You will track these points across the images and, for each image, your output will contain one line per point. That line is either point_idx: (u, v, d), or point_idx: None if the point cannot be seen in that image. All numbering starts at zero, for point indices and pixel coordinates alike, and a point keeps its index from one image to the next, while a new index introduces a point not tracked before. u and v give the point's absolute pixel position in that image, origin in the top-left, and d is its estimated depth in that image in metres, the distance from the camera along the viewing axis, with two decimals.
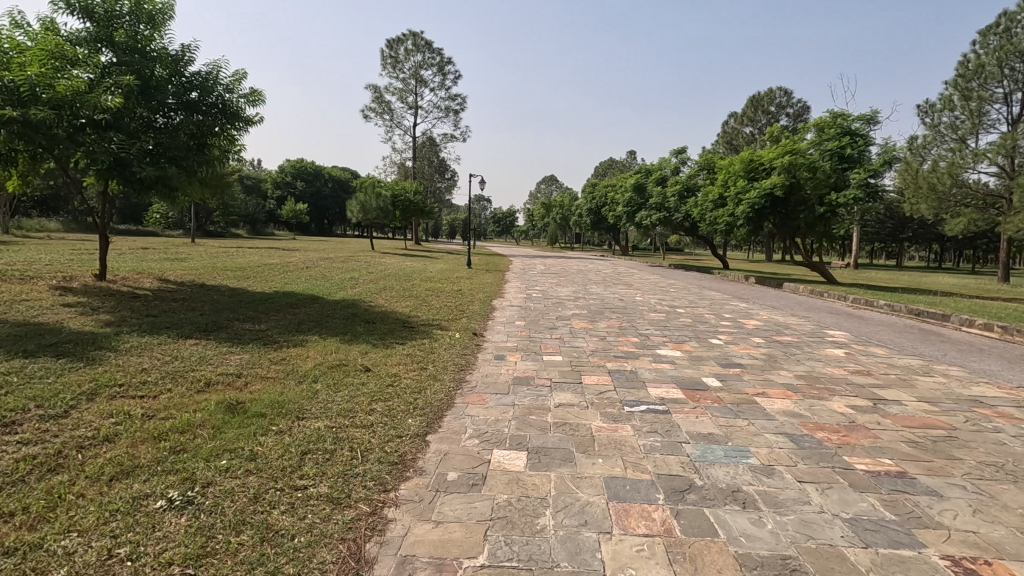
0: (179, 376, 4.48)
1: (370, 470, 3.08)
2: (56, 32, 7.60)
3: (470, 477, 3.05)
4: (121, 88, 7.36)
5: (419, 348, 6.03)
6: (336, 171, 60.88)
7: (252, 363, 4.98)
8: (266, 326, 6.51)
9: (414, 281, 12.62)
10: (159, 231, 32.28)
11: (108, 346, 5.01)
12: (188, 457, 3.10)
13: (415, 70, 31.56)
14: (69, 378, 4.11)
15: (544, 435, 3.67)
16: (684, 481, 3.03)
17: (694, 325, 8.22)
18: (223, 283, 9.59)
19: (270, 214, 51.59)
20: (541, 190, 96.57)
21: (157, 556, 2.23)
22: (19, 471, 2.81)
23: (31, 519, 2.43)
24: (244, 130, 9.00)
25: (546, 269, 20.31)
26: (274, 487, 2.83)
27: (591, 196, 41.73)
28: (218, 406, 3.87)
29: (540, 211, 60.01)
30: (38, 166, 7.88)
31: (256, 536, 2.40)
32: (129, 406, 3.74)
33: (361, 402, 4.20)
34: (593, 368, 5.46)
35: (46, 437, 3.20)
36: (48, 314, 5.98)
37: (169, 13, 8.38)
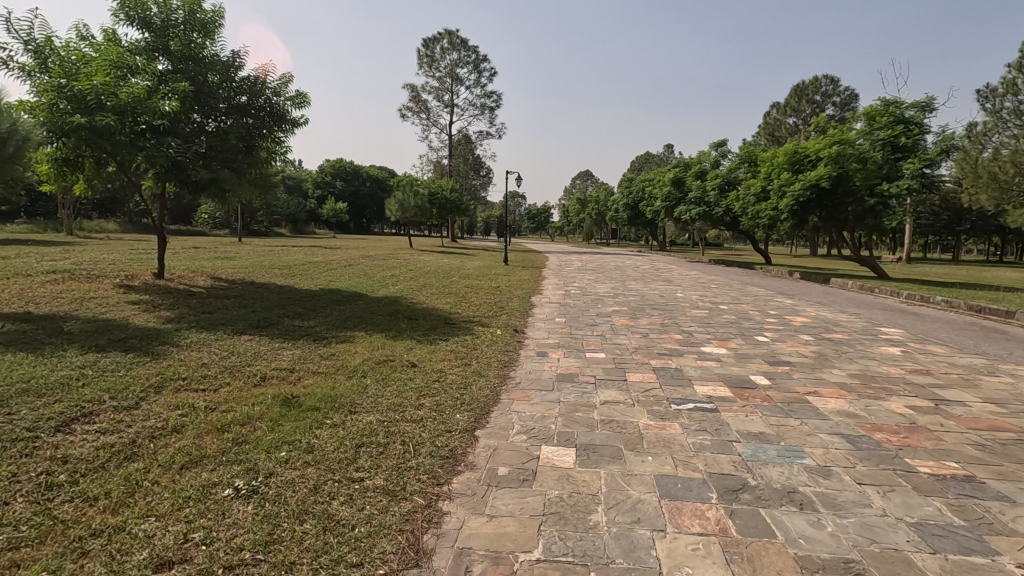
0: (237, 370, 4.67)
1: (423, 464, 3.15)
2: (118, 42, 7.98)
3: (521, 472, 3.09)
4: (178, 95, 7.69)
5: (463, 344, 6.10)
6: (375, 171, 62.14)
7: (304, 358, 5.16)
8: (315, 323, 6.71)
9: (453, 278, 12.73)
10: (207, 231, 33.66)
11: (171, 341, 5.27)
12: (250, 449, 3.24)
13: (451, 69, 31.76)
14: (139, 372, 4.35)
15: (590, 433, 3.67)
16: (737, 480, 2.98)
17: (737, 322, 8.03)
18: (272, 282, 9.87)
19: (312, 213, 53.07)
20: (576, 186, 96.13)
21: (229, 542, 2.35)
22: (100, 458, 3.00)
23: (113, 504, 2.59)
24: (291, 132, 9.25)
25: (583, 264, 20.23)
26: (333, 478, 2.93)
27: (627, 191, 41.15)
28: (275, 400, 4.02)
29: (575, 207, 59.74)
30: (101, 171, 8.31)
31: (318, 525, 2.49)
32: (193, 399, 3.93)
33: (410, 397, 4.29)
34: (637, 365, 5.43)
35: (120, 427, 3.40)
36: (115, 311, 6.29)
37: (220, 20, 8.67)
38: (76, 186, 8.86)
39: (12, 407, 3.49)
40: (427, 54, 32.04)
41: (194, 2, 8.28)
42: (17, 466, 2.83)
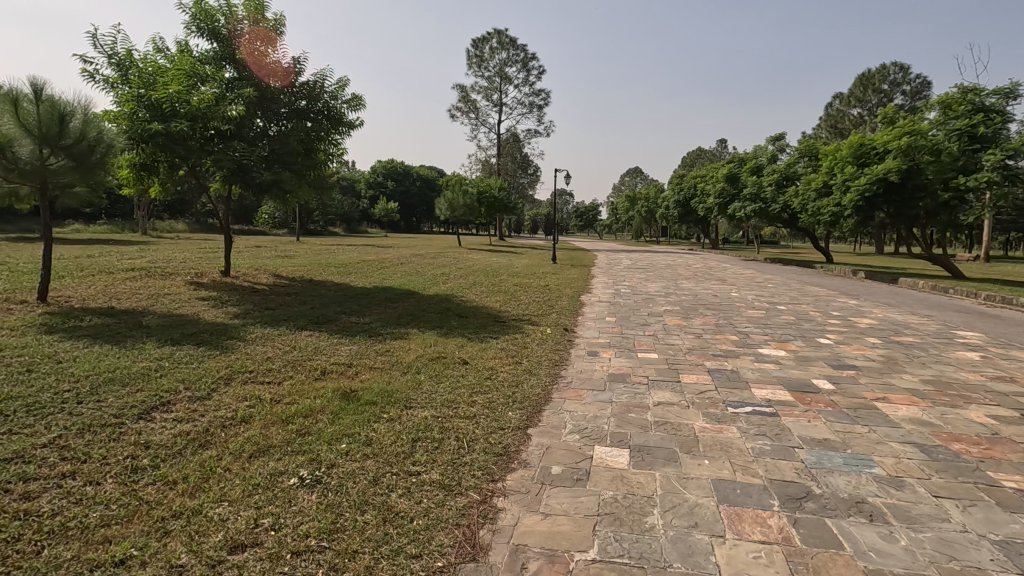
0: (299, 364, 4.88)
1: (477, 460, 3.20)
2: (189, 53, 8.45)
3: (574, 472, 3.08)
4: (244, 101, 8.08)
5: (513, 343, 6.13)
6: (425, 171, 63.24)
7: (361, 354, 5.33)
8: (369, 319, 6.91)
9: (502, 277, 12.80)
10: (267, 231, 35.16)
11: (238, 336, 5.54)
12: (313, 440, 3.38)
13: (500, 68, 31.89)
14: (210, 364, 4.61)
15: (644, 434, 3.62)
16: (800, 488, 2.87)
17: (797, 323, 7.72)
18: (329, 280, 10.20)
19: (364, 213, 54.57)
20: (625, 183, 94.78)
21: (296, 528, 2.46)
22: (177, 444, 3.20)
23: (190, 487, 2.76)
24: (347, 134, 9.52)
25: (633, 263, 19.88)
26: (390, 471, 3.02)
27: (679, 188, 40.17)
28: (335, 393, 4.18)
29: (624, 205, 58.82)
30: (174, 175, 8.82)
31: (378, 516, 2.58)
32: (259, 391, 4.14)
33: (463, 394, 4.36)
34: (691, 366, 5.31)
35: (195, 416, 3.62)
36: (187, 307, 6.68)
37: (281, 28, 9.01)
38: (152, 190, 9.45)
39: (100, 395, 3.77)
40: (476, 54, 32.28)
41: (258, 13, 8.67)
42: (106, 450, 3.06)
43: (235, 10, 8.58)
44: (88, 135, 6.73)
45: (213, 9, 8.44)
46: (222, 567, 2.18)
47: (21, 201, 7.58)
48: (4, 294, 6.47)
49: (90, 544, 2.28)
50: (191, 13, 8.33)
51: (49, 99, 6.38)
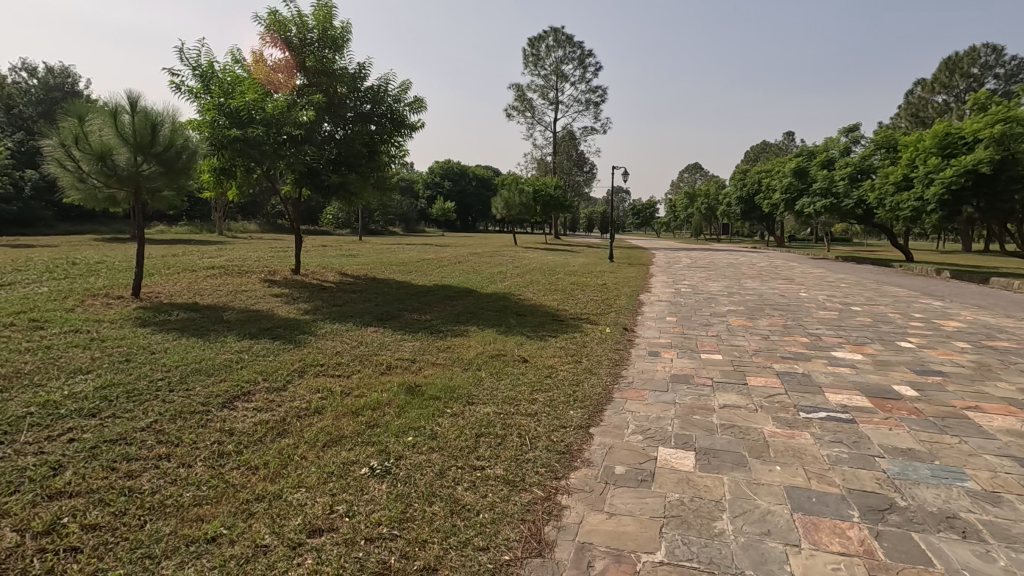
0: (366, 359, 5.06)
1: (541, 457, 3.22)
2: (264, 62, 8.92)
3: (639, 472, 3.04)
4: (313, 107, 8.45)
5: (572, 342, 6.12)
6: (481, 171, 63.92)
7: (423, 350, 5.47)
8: (430, 317, 7.08)
9: (559, 275, 12.76)
10: (331, 231, 36.59)
11: (309, 330, 5.83)
12: (381, 432, 3.51)
13: (556, 66, 31.76)
14: (285, 357, 4.87)
15: (711, 436, 3.53)
16: (882, 500, 2.71)
17: (874, 325, 7.27)
18: (391, 278, 10.50)
19: (422, 212, 55.81)
20: (684, 180, 92.32)
21: (368, 516, 2.56)
22: (258, 432, 3.40)
23: (271, 473, 2.94)
24: (409, 137, 9.76)
25: (693, 262, 19.30)
26: (456, 464, 3.10)
27: (742, 184, 38.67)
28: (401, 388, 4.31)
29: (682, 202, 57.22)
30: (249, 178, 9.34)
31: (446, 508, 2.64)
32: (331, 384, 4.33)
33: (523, 392, 4.39)
34: (759, 369, 5.13)
35: (273, 406, 3.83)
36: (262, 303, 7.07)
37: (348, 35, 9.32)
38: (229, 194, 10.06)
39: (189, 384, 4.07)
40: (532, 52, 32.30)
41: (327, 21, 8.99)
42: (196, 435, 3.29)
43: (306, 19, 8.94)
44: (175, 143, 7.20)
45: (286, 19, 8.86)
46: (302, 548, 2.31)
47: (118, 204, 8.27)
48: (105, 290, 7.09)
49: (185, 521, 2.46)
50: (266, 24, 8.77)
51: (143, 110, 6.86)
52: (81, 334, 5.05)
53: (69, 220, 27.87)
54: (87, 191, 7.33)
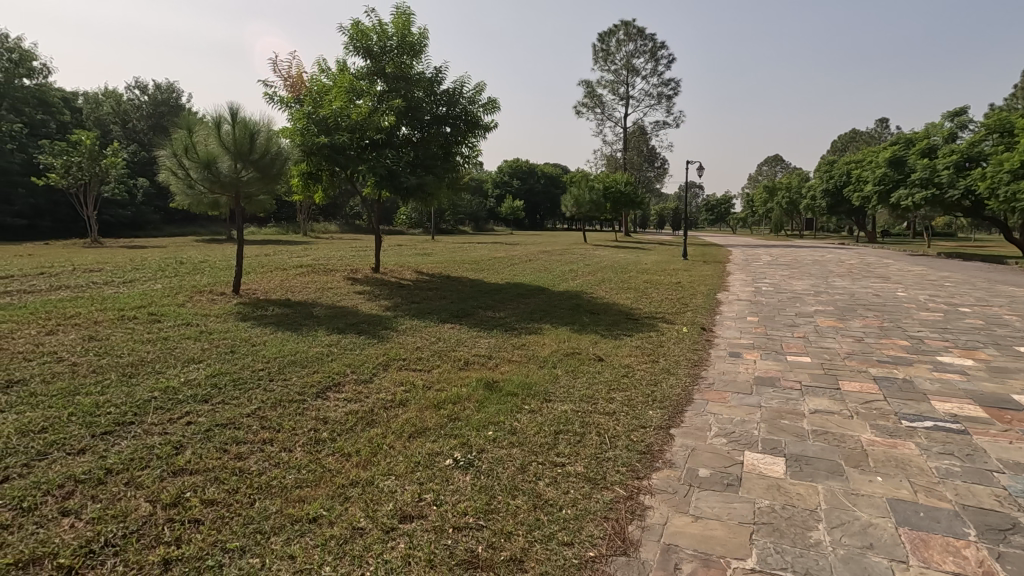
0: (445, 355, 5.23)
1: (620, 456, 3.20)
2: (347, 71, 9.34)
3: (724, 476, 2.95)
4: (393, 112, 8.80)
5: (648, 341, 6.00)
6: (549, 169, 63.82)
7: (499, 347, 5.57)
8: (504, 314, 7.20)
9: (632, 274, 12.50)
10: (405, 231, 37.83)
11: (391, 326, 6.09)
12: (463, 426, 3.61)
13: (627, 60, 31.13)
14: (370, 351, 5.11)
15: (802, 443, 3.36)
16: (1004, 519, 2.48)
17: (987, 327, 6.61)
18: (466, 277, 10.67)
19: (491, 211, 56.54)
20: (762, 173, 87.85)
21: (455, 505, 2.66)
22: (349, 422, 3.60)
23: (363, 460, 3.11)
24: (483, 137, 9.92)
25: (774, 260, 18.33)
26: (537, 460, 3.14)
27: (829, 175, 36.23)
28: (479, 383, 4.42)
29: (761, 196, 54.45)
30: (333, 181, 9.82)
31: (529, 502, 2.69)
32: (413, 378, 4.51)
33: (600, 390, 4.37)
34: (853, 373, 4.81)
35: (361, 397, 4.05)
36: (347, 300, 7.46)
37: (425, 41, 9.61)
38: (315, 197, 10.65)
39: (287, 374, 4.38)
40: (602, 48, 31.85)
41: (405, 28, 9.31)
42: (295, 422, 3.54)
43: (385, 27, 9.30)
44: (270, 150, 7.70)
45: (368, 29, 9.25)
46: (395, 533, 2.43)
47: (220, 208, 8.99)
48: (209, 287, 7.73)
49: (289, 501, 2.66)
50: (350, 34, 9.20)
51: (242, 119, 7.37)
52: (192, 327, 5.55)
53: (174, 223, 30.56)
54: (194, 197, 8.01)
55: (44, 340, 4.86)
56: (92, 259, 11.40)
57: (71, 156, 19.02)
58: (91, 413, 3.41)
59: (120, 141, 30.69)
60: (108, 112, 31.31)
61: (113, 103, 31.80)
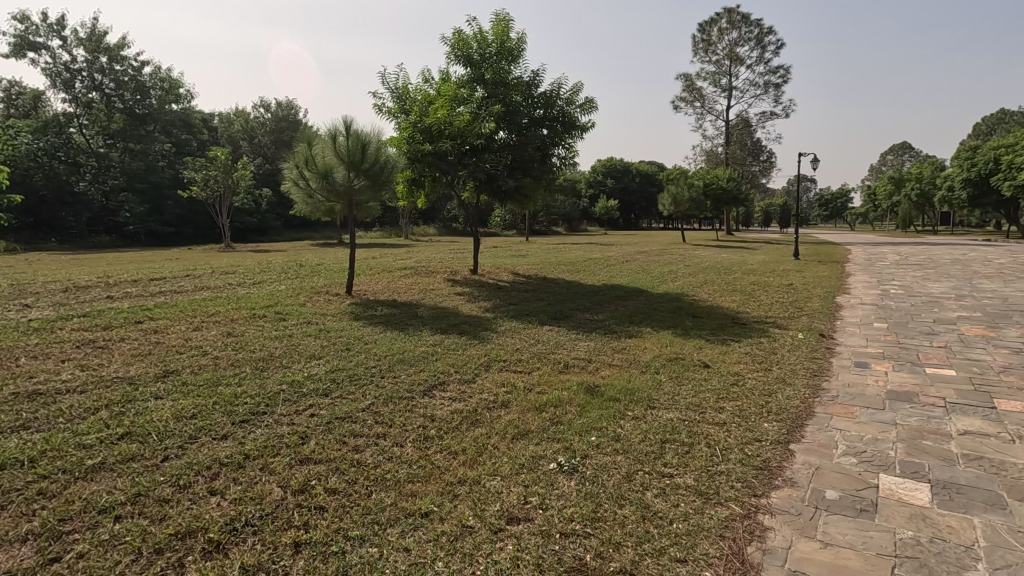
0: (545, 357, 5.25)
1: (734, 471, 3.02)
2: (449, 79, 9.67)
3: (857, 500, 2.68)
4: (493, 117, 9.00)
5: (759, 347, 5.63)
6: (644, 167, 62.26)
7: (599, 351, 5.48)
8: (603, 316, 7.10)
9: (737, 275, 11.80)
10: (499, 233, 38.58)
11: (491, 328, 6.22)
12: (565, 430, 3.59)
13: (730, 48, 29.50)
14: (472, 352, 5.25)
15: (950, 468, 2.97)
16: None
17: None
18: (561, 278, 10.64)
19: (585, 212, 56.09)
20: (886, 163, 79.57)
21: (561, 511, 2.64)
22: (455, 420, 3.71)
23: (470, 459, 3.18)
24: (580, 138, 9.85)
25: (904, 259, 16.48)
26: (643, 469, 3.04)
27: (970, 163, 31.97)
28: (580, 387, 4.37)
29: (885, 188, 49.36)
30: (435, 186, 10.20)
31: (637, 513, 2.61)
32: (514, 379, 4.56)
33: (708, 399, 4.16)
34: (1012, 390, 4.18)
35: (465, 397, 4.15)
36: (448, 301, 7.74)
37: (523, 45, 9.72)
38: (418, 202, 11.14)
39: (396, 372, 4.60)
40: (703, 38, 30.39)
41: (503, 34, 9.49)
42: (405, 419, 3.71)
43: (485, 35, 9.55)
44: (379, 160, 8.14)
45: (469, 38, 9.52)
46: (503, 534, 2.46)
47: (334, 215, 9.67)
48: (325, 288, 8.36)
49: (403, 495, 2.78)
50: (452, 44, 9.53)
51: (355, 132, 7.86)
52: (312, 325, 6.03)
53: (293, 228, 33.46)
54: (313, 206, 8.69)
55: (192, 335, 5.50)
56: (226, 262, 12.80)
57: (209, 170, 21.43)
58: (232, 402, 3.80)
59: (248, 156, 34.11)
60: (239, 130, 34.83)
61: (243, 121, 35.28)
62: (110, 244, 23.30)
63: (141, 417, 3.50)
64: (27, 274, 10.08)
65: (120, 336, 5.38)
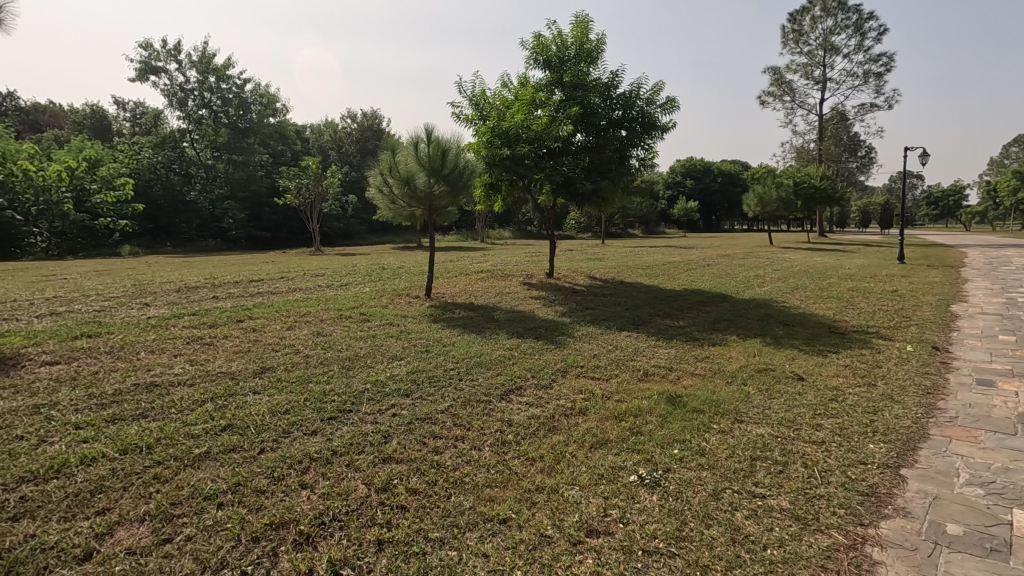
0: (623, 363, 5.10)
1: (835, 495, 2.77)
2: (527, 84, 9.72)
3: (986, 538, 2.37)
4: (570, 120, 8.92)
5: (861, 360, 5.17)
6: (727, 166, 59.61)
7: (681, 359, 5.26)
8: (684, 323, 6.83)
9: (833, 280, 10.96)
10: (574, 235, 38.29)
11: (567, 332, 6.16)
12: (646, 441, 3.46)
13: (824, 37, 27.59)
14: (548, 357, 5.21)
15: None
16: None
17: None
18: (639, 282, 10.37)
19: (663, 214, 54.53)
20: (1009, 156, 71.12)
21: (643, 527, 2.53)
22: (532, 426, 3.68)
23: (547, 467, 3.13)
24: (660, 139, 9.55)
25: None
26: (732, 488, 2.86)
27: None
28: (661, 397, 4.20)
29: (1009, 183, 44.06)
30: (512, 190, 10.29)
31: (726, 534, 2.45)
32: (592, 386, 4.47)
33: (803, 415, 3.86)
34: None
35: (541, 402, 4.12)
36: (524, 304, 7.76)
37: (603, 46, 9.58)
38: (495, 206, 11.27)
39: (474, 375, 4.65)
40: (793, 28, 28.68)
41: (583, 37, 9.41)
42: (482, 422, 3.73)
43: (565, 38, 9.51)
44: (458, 165, 8.30)
45: (548, 42, 9.53)
46: (582, 546, 2.39)
47: (414, 220, 10.00)
48: (405, 290, 8.66)
49: (480, 499, 2.79)
50: (531, 49, 9.58)
51: (436, 139, 8.09)
52: (394, 326, 6.24)
53: (376, 232, 35.02)
54: (395, 211, 9.04)
55: (286, 334, 5.87)
56: (318, 265, 13.64)
57: (302, 178, 22.89)
58: (321, 399, 4.00)
59: (337, 165, 36.15)
60: (328, 140, 36.90)
61: (332, 132, 37.33)
62: (217, 248, 25.44)
63: (242, 410, 3.76)
64: (147, 275, 11.16)
65: (223, 334, 5.81)
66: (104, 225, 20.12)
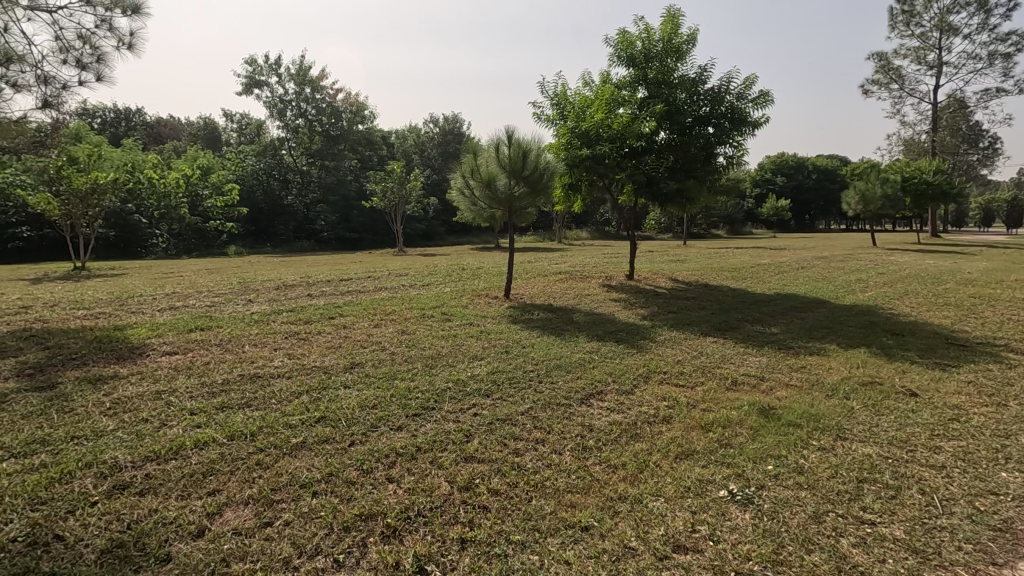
0: (708, 370, 4.87)
1: (959, 528, 2.47)
2: (610, 81, 9.56)
3: None
4: (653, 117, 8.67)
5: (988, 376, 4.60)
6: (823, 162, 55.61)
7: (773, 368, 4.95)
8: (776, 329, 6.41)
9: (950, 285, 9.87)
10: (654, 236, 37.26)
11: (649, 336, 5.98)
12: (736, 454, 3.27)
13: (940, 17, 25.01)
14: (630, 361, 5.08)
15: None
16: None
17: None
18: (725, 285, 9.89)
19: (749, 213, 51.83)
20: None
21: (736, 546, 2.39)
22: (614, 432, 3.60)
23: (630, 475, 3.04)
24: (751, 135, 9.06)
25: None
26: (835, 511, 2.63)
27: None
28: (753, 408, 3.96)
29: None
30: (591, 190, 10.17)
31: (830, 562, 2.26)
32: (676, 393, 4.30)
33: (918, 435, 3.48)
34: None
35: (622, 408, 4.01)
36: (604, 307, 7.63)
37: (692, 41, 9.21)
38: (573, 207, 11.18)
39: (554, 377, 4.62)
40: (903, 8, 26.22)
41: (671, 33, 9.11)
42: (562, 426, 3.69)
43: (652, 34, 9.25)
44: (538, 166, 8.29)
45: (633, 39, 9.32)
46: (669, 562, 2.29)
47: (493, 221, 10.13)
48: (485, 291, 8.80)
49: (562, 505, 2.75)
50: (615, 46, 9.41)
51: (516, 140, 8.14)
52: (474, 326, 6.35)
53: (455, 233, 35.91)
54: (476, 212, 9.20)
55: (373, 331, 6.13)
56: (402, 265, 14.19)
57: (387, 182, 23.92)
58: (406, 396, 4.13)
59: (419, 168, 37.45)
60: (412, 144, 38.28)
61: (415, 136, 38.69)
62: (310, 248, 27.19)
63: (334, 402, 3.96)
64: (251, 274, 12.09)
65: (316, 330, 6.18)
66: (214, 227, 22.08)
